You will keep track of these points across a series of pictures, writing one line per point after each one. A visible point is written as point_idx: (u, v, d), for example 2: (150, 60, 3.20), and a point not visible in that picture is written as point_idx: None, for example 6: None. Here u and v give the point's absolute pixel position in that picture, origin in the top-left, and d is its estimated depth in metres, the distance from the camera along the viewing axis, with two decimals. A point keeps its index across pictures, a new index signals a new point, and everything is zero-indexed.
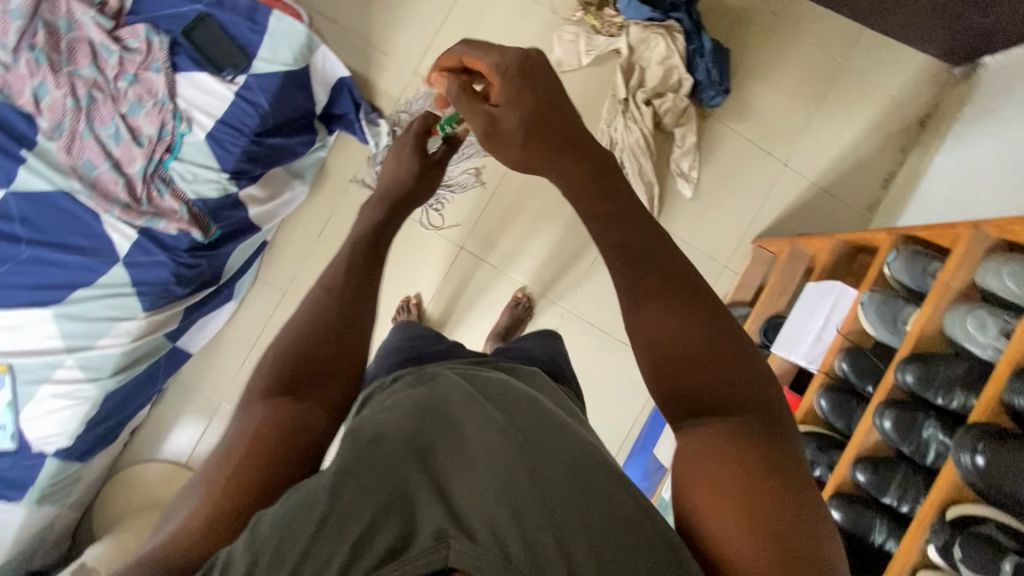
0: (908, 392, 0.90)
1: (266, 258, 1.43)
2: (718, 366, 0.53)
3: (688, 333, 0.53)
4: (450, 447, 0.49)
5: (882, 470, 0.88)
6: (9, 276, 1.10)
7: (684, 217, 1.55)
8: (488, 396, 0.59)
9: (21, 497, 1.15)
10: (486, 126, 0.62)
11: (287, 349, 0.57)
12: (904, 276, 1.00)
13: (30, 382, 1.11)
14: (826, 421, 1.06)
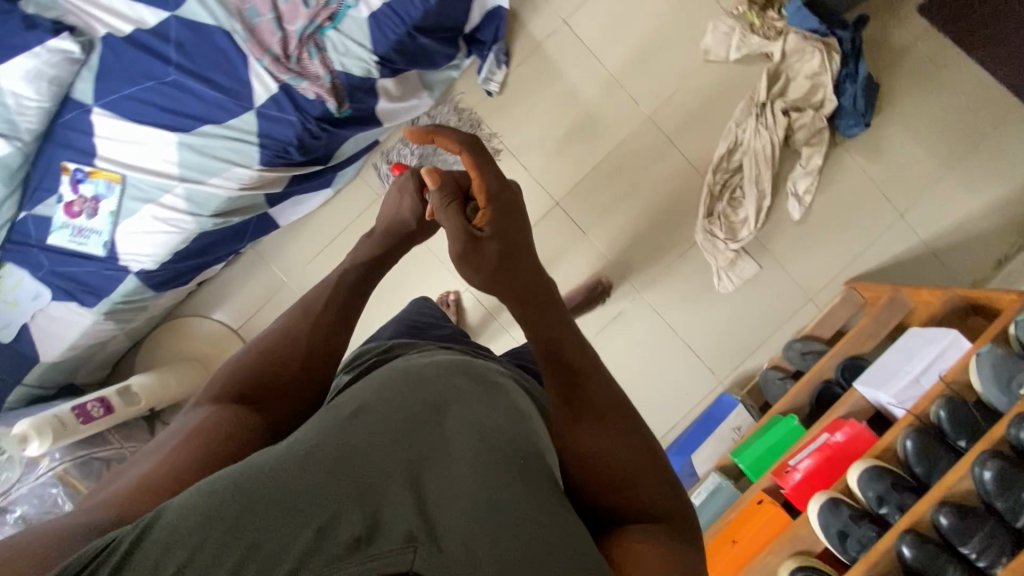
0: (1014, 446, 0.85)
1: (371, 158, 1.44)
2: (642, 482, 0.65)
3: (606, 455, 0.66)
4: (428, 444, 0.53)
5: (969, 520, 0.85)
6: (150, 94, 1.13)
7: (784, 238, 1.51)
8: (470, 391, 0.64)
9: (93, 305, 1.16)
10: (466, 249, 0.72)
11: (245, 368, 0.70)
12: None
13: (137, 198, 1.14)
14: (904, 463, 1.01)
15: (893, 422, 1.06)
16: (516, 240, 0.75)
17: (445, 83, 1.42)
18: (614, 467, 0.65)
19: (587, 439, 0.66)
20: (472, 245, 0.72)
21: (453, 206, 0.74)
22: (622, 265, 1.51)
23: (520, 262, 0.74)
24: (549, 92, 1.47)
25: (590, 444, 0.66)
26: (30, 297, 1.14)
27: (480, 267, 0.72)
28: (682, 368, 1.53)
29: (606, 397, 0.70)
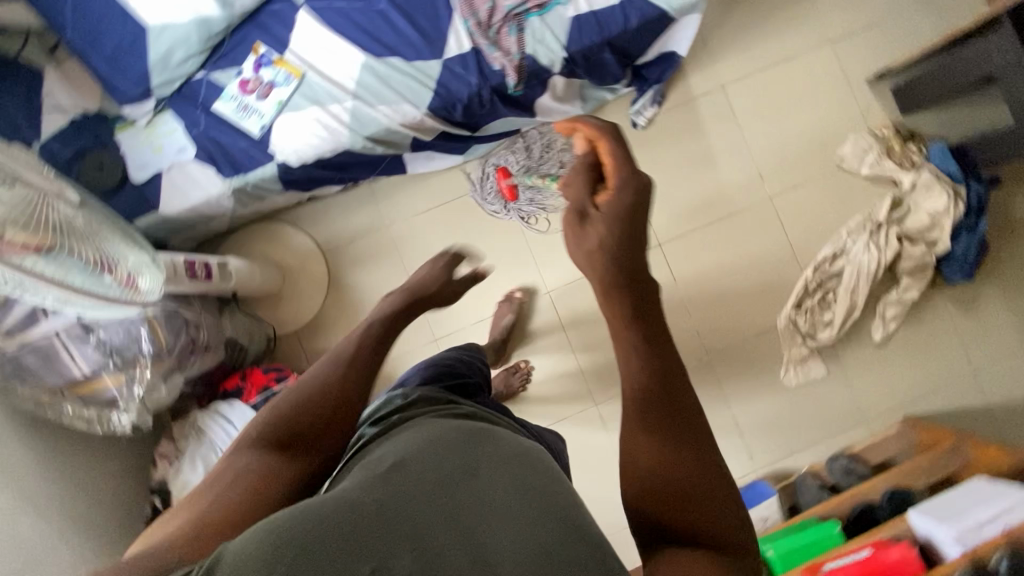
0: None
1: (507, 142, 1.50)
2: (698, 505, 0.55)
3: (685, 470, 0.55)
4: (461, 495, 0.49)
5: None
6: (355, 12, 1.20)
7: (858, 353, 1.53)
8: (507, 442, 0.59)
9: (228, 177, 1.20)
10: (577, 215, 0.59)
11: (276, 413, 0.63)
12: None
13: (307, 98, 1.19)
14: None
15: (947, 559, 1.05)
16: (638, 236, 0.59)
17: (597, 102, 1.49)
18: (670, 489, 0.55)
19: (637, 452, 0.57)
20: (580, 225, 0.59)
21: (581, 181, 0.61)
22: (700, 323, 1.54)
23: (633, 256, 0.59)
24: (686, 144, 1.55)
25: (647, 452, 0.56)
26: (174, 150, 1.19)
27: (587, 256, 0.59)
28: (726, 441, 1.52)
29: (675, 406, 0.58)
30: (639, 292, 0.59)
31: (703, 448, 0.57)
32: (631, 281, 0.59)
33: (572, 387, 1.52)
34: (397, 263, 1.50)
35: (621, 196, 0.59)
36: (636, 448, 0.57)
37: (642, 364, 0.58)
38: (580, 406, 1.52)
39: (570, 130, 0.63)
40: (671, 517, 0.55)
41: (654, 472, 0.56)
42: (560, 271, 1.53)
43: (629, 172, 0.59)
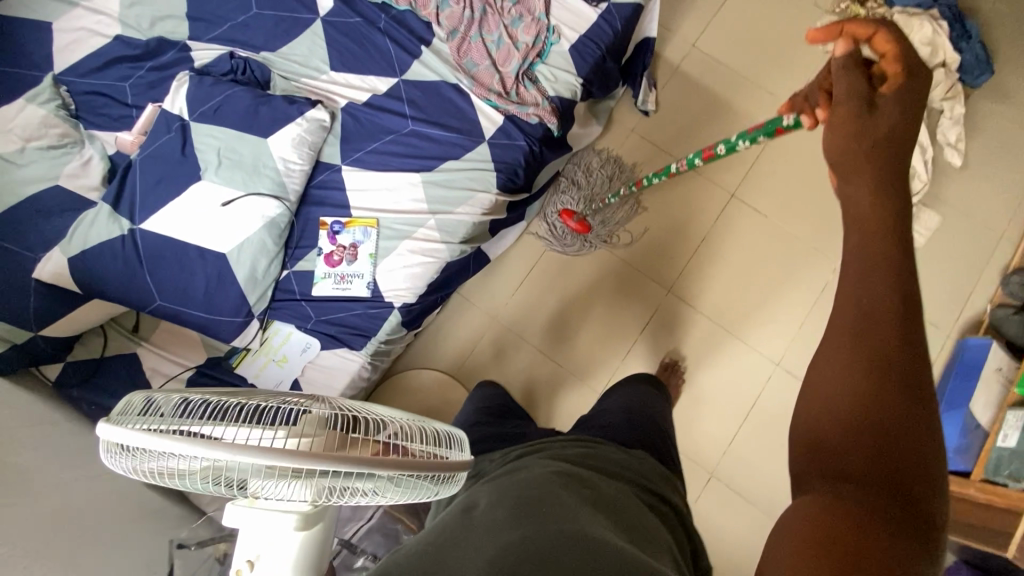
0: None
1: (552, 189, 1.54)
2: (859, 432, 0.43)
3: (840, 383, 0.45)
4: (460, 538, 0.54)
5: None
6: (391, 145, 1.23)
7: (953, 185, 1.56)
8: (510, 486, 0.64)
9: (361, 347, 1.16)
10: (862, 103, 0.56)
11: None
12: None
13: (393, 238, 1.18)
14: None
15: None
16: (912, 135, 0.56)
17: (607, 112, 1.55)
18: (854, 417, 0.43)
19: (832, 361, 0.46)
20: (870, 113, 0.55)
21: (856, 75, 0.59)
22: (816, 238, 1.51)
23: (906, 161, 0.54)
24: (697, 103, 1.61)
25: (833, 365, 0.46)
26: (300, 351, 1.15)
27: (861, 128, 0.54)
28: None
29: (912, 335, 0.45)
30: (903, 185, 0.52)
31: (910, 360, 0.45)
32: (899, 162, 0.53)
33: (746, 361, 1.46)
34: (524, 345, 1.47)
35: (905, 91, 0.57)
36: (824, 360, 0.47)
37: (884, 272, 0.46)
38: (765, 373, 1.45)
39: (832, 34, 0.63)
40: (836, 440, 0.44)
41: (846, 381, 0.44)
42: (665, 266, 1.51)
43: (907, 68, 0.58)
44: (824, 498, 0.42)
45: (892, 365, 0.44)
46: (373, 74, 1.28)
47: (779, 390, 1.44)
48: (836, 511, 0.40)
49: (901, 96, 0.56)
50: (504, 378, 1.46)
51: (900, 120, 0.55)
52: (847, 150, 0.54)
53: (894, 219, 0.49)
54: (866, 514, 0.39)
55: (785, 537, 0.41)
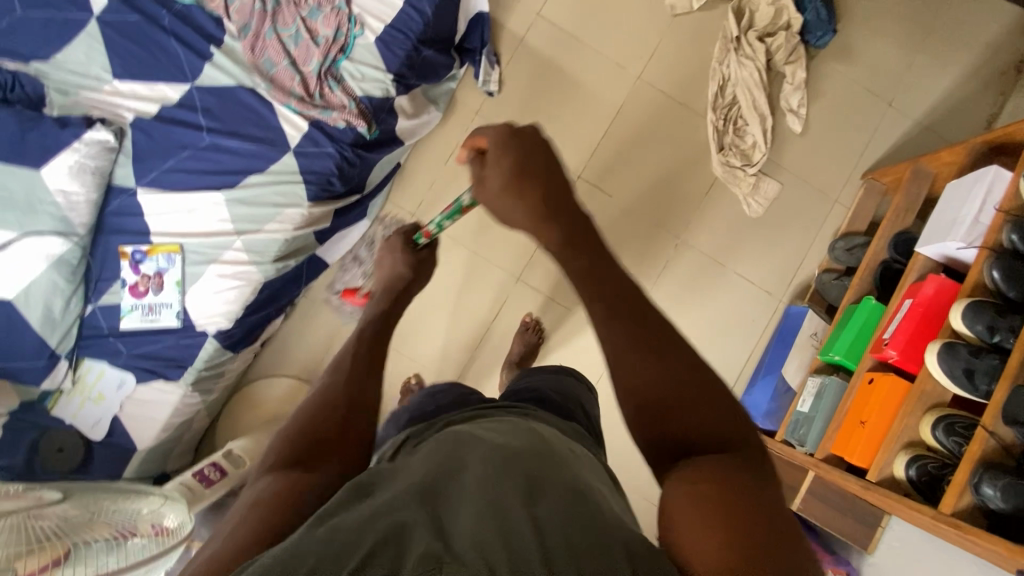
0: (993, 291, 1.03)
1: (396, 182, 1.49)
2: (686, 407, 0.56)
3: (673, 384, 0.57)
4: (447, 494, 0.48)
5: (969, 365, 0.97)
6: (188, 162, 1.16)
7: (793, 151, 1.59)
8: (491, 438, 0.59)
9: (180, 376, 1.17)
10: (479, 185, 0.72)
11: (292, 431, 0.63)
12: (958, 204, 1.15)
13: (198, 263, 1.16)
14: (959, 332, 1.03)
15: (945, 280, 1.11)
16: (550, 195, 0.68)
17: (447, 95, 1.48)
18: (663, 411, 0.56)
19: (636, 374, 0.58)
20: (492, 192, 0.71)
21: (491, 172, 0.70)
22: (657, 214, 1.57)
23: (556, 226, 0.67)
24: (544, 80, 1.56)
25: (646, 374, 0.57)
26: (115, 387, 1.15)
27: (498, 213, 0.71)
28: (743, 295, 1.57)
29: (657, 337, 0.60)
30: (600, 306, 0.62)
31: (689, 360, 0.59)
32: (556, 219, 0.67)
33: (593, 340, 1.53)
34: None
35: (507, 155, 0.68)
36: (636, 370, 0.58)
37: (594, 303, 0.62)
38: None
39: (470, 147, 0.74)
40: (681, 437, 0.55)
41: (653, 370, 0.57)
42: (513, 253, 1.53)
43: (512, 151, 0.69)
44: (685, 480, 0.51)
45: (701, 377, 0.58)
46: (161, 81, 1.18)
47: None
48: (712, 489, 0.49)
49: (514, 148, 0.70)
50: None
51: (540, 166, 0.68)
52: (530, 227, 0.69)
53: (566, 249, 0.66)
54: (736, 491, 0.49)
55: (686, 507, 0.48)
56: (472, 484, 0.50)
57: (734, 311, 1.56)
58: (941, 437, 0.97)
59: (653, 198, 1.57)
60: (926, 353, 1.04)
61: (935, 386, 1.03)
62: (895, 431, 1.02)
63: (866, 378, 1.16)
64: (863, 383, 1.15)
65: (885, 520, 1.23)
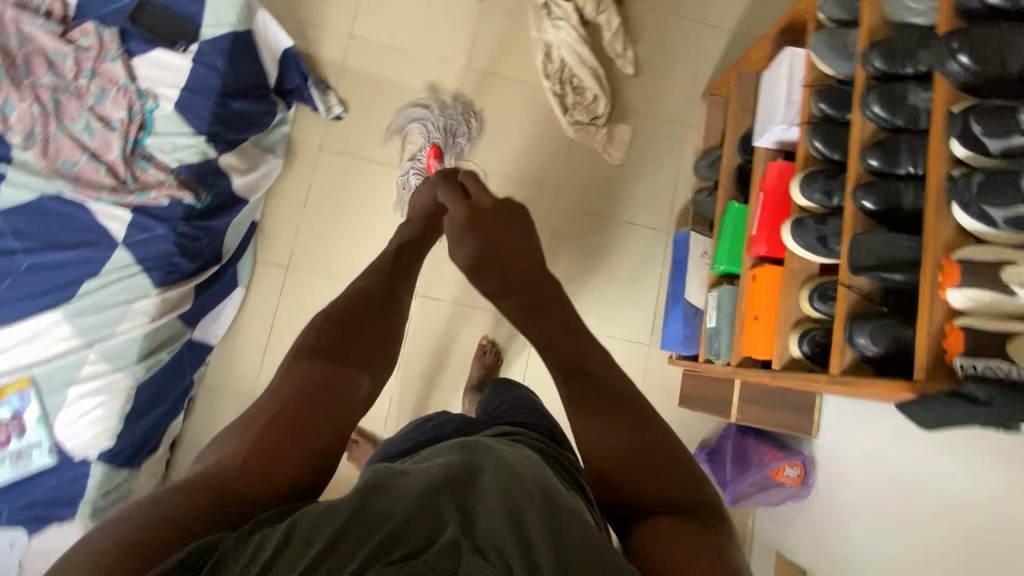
0: (822, 160, 1.09)
1: (260, 239, 1.44)
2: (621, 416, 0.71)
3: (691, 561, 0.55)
4: (467, 487, 0.56)
5: (821, 234, 1.01)
6: (13, 291, 1.07)
7: (634, 91, 1.63)
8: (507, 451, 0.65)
9: (74, 513, 1.08)
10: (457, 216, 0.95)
11: (317, 347, 0.73)
12: (774, 91, 1.21)
13: (56, 390, 1.07)
14: (808, 206, 1.07)
15: (790, 160, 1.16)
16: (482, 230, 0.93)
17: (284, 140, 1.44)
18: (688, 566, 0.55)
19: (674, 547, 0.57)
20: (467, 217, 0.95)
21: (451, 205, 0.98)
22: (529, 190, 1.58)
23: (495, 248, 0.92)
24: (377, 97, 1.54)
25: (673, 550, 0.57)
26: (5, 549, 1.05)
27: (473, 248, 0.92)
28: (634, 237, 1.60)
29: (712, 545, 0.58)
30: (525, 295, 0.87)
31: (651, 417, 0.72)
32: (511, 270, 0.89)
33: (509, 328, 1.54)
34: None
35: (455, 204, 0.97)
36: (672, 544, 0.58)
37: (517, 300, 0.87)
38: None
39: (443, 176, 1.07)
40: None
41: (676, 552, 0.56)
42: None
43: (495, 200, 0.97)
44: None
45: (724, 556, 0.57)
46: None
47: None
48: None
49: (473, 227, 0.94)
50: None
51: (489, 219, 0.94)
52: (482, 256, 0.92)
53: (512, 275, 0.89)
54: None
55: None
56: (498, 483, 0.57)
57: (630, 254, 1.59)
58: (819, 306, 1.01)
59: (520, 175, 1.58)
60: (782, 234, 1.09)
61: (800, 262, 1.07)
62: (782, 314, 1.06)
63: (748, 276, 1.20)
64: (747, 282, 1.19)
65: (818, 402, 1.27)
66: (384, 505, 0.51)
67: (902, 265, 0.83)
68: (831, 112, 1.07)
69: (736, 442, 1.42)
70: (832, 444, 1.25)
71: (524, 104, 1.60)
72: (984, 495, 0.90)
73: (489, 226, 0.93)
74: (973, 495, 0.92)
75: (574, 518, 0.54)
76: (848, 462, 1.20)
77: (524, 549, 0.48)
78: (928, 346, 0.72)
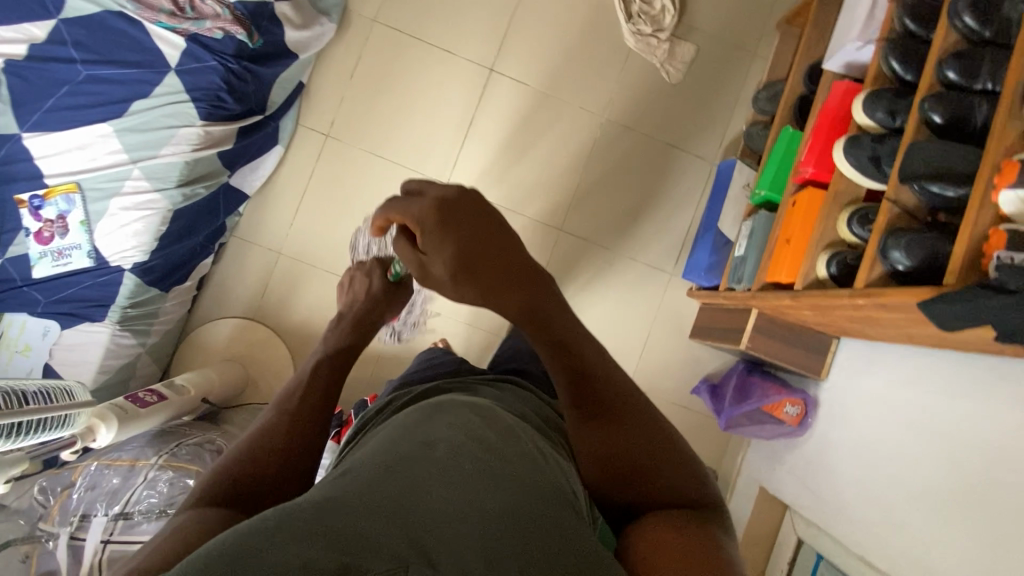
0: (893, 80, 1.02)
1: (304, 104, 1.46)
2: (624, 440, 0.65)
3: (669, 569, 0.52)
4: (416, 472, 0.47)
5: (873, 153, 0.96)
6: (68, 99, 1.12)
7: (704, 11, 1.55)
8: (462, 426, 0.57)
9: (104, 316, 1.16)
10: (419, 271, 0.67)
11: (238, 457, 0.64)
12: (856, 7, 1.13)
13: (99, 199, 1.13)
14: (866, 127, 1.02)
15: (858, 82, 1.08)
16: (466, 238, 0.64)
17: (340, 5, 1.43)
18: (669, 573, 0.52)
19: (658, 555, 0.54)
20: (457, 275, 0.64)
21: (415, 255, 0.66)
22: (577, 97, 1.53)
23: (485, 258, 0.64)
24: None
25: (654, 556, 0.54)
26: (40, 336, 1.15)
27: (489, 297, 0.65)
28: (676, 163, 1.55)
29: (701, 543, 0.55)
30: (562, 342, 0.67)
31: (626, 408, 0.66)
32: (550, 291, 0.68)
33: (534, 235, 1.53)
34: (314, 271, 1.45)
35: (425, 232, 0.64)
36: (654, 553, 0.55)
37: (553, 346, 0.66)
38: (551, 242, 1.53)
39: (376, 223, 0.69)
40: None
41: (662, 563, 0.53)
42: (437, 158, 1.50)
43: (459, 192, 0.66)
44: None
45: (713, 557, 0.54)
46: (25, 20, 1.11)
47: (565, 254, 1.54)
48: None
49: (472, 268, 0.64)
50: (304, 307, 1.44)
51: (469, 222, 0.64)
52: (518, 307, 0.66)
53: (530, 305, 0.66)
54: None
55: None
56: (451, 466, 0.49)
57: (669, 181, 1.55)
58: (858, 230, 0.97)
59: (570, 81, 1.53)
60: (834, 155, 1.04)
61: (847, 185, 1.02)
62: (816, 235, 1.02)
63: (789, 201, 1.15)
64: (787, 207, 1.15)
65: (834, 344, 1.26)
66: (306, 510, 0.42)
67: (954, 177, 0.79)
68: (916, 29, 0.99)
69: (741, 378, 1.42)
70: (840, 387, 1.23)
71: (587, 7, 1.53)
72: (989, 436, 0.88)
73: (472, 238, 0.64)
74: (979, 435, 0.90)
75: (541, 509, 0.47)
76: (853, 405, 1.18)
77: (493, 546, 0.41)
78: (966, 250, 0.69)
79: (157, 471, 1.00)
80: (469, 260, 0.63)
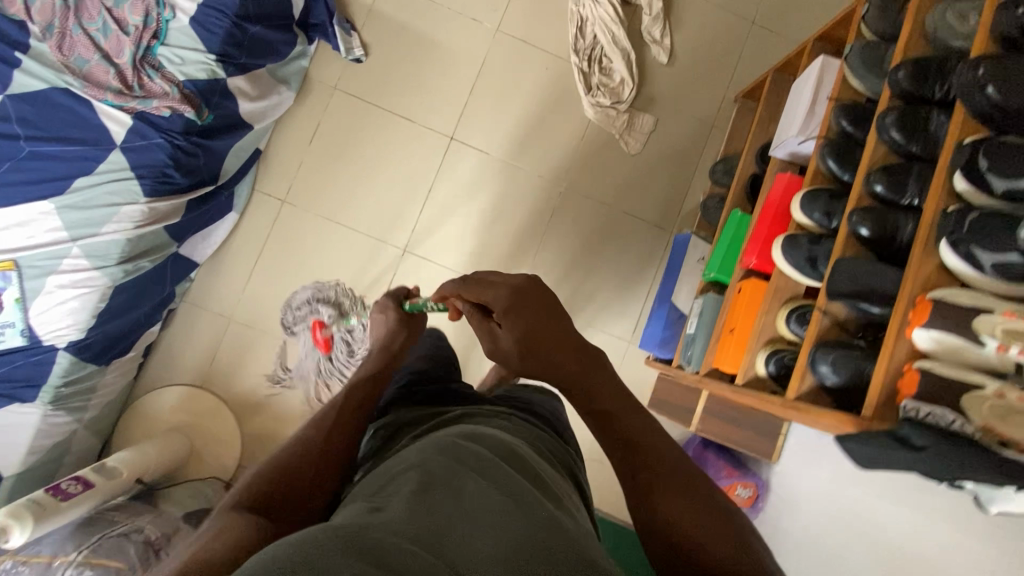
0: (832, 178, 1.03)
1: (261, 170, 1.45)
2: (673, 494, 0.61)
3: None
4: (446, 512, 0.42)
5: (810, 254, 0.96)
6: (9, 174, 1.10)
7: (663, 82, 1.57)
8: (490, 468, 0.52)
9: (35, 397, 1.13)
10: (490, 344, 0.75)
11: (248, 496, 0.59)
12: (799, 100, 1.15)
13: (36, 276, 1.11)
14: (805, 224, 1.02)
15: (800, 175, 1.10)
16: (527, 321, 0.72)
17: (300, 74, 1.44)
18: None
19: None
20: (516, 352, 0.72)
21: (480, 327, 0.76)
22: (537, 166, 1.54)
23: (543, 339, 0.71)
24: (400, 46, 1.52)
25: None
26: None
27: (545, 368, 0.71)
28: (635, 231, 1.55)
29: None
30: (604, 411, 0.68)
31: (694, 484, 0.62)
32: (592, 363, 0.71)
33: None
34: (265, 338, 1.43)
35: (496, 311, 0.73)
36: None
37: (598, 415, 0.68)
38: None
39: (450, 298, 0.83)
40: None
41: None
42: (396, 225, 1.49)
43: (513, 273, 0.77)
44: None
45: None
46: None
47: None
48: None
49: (527, 336, 0.72)
50: (253, 375, 1.41)
51: (529, 300, 0.73)
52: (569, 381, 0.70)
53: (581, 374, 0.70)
54: None
55: None
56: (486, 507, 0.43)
57: (628, 249, 1.55)
58: (795, 328, 0.97)
59: (530, 149, 1.54)
60: (774, 250, 1.04)
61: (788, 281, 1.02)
62: (757, 330, 1.02)
63: (736, 288, 1.15)
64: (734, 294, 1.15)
65: (785, 428, 1.23)
66: (329, 540, 0.37)
67: (879, 297, 0.79)
68: (852, 131, 1.00)
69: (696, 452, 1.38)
70: (791, 473, 1.21)
71: (548, 78, 1.55)
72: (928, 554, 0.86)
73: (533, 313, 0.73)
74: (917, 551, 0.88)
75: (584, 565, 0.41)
76: (802, 494, 1.16)
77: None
78: (882, 386, 0.68)
79: (74, 570, 0.97)
80: (534, 337, 0.71)
